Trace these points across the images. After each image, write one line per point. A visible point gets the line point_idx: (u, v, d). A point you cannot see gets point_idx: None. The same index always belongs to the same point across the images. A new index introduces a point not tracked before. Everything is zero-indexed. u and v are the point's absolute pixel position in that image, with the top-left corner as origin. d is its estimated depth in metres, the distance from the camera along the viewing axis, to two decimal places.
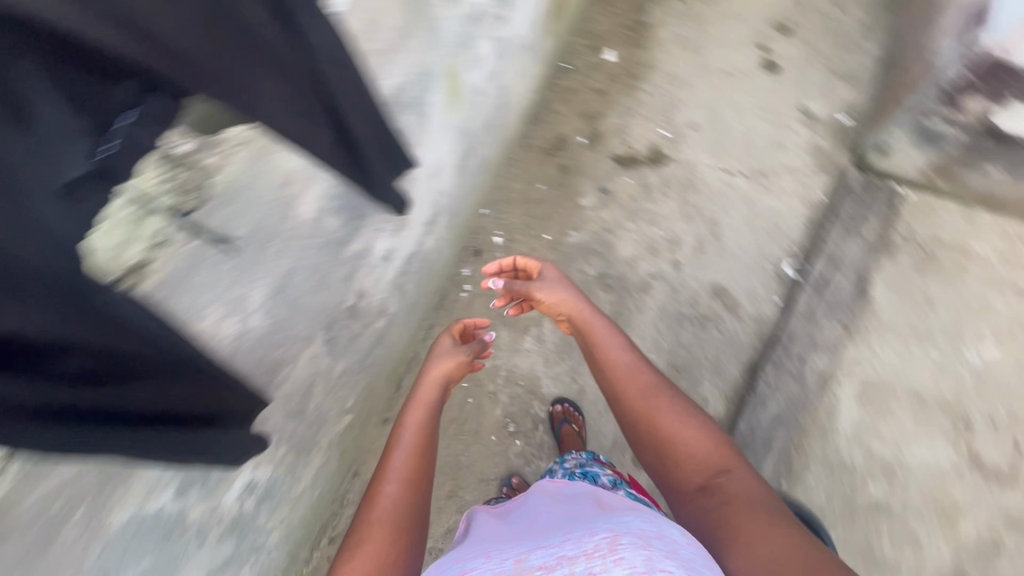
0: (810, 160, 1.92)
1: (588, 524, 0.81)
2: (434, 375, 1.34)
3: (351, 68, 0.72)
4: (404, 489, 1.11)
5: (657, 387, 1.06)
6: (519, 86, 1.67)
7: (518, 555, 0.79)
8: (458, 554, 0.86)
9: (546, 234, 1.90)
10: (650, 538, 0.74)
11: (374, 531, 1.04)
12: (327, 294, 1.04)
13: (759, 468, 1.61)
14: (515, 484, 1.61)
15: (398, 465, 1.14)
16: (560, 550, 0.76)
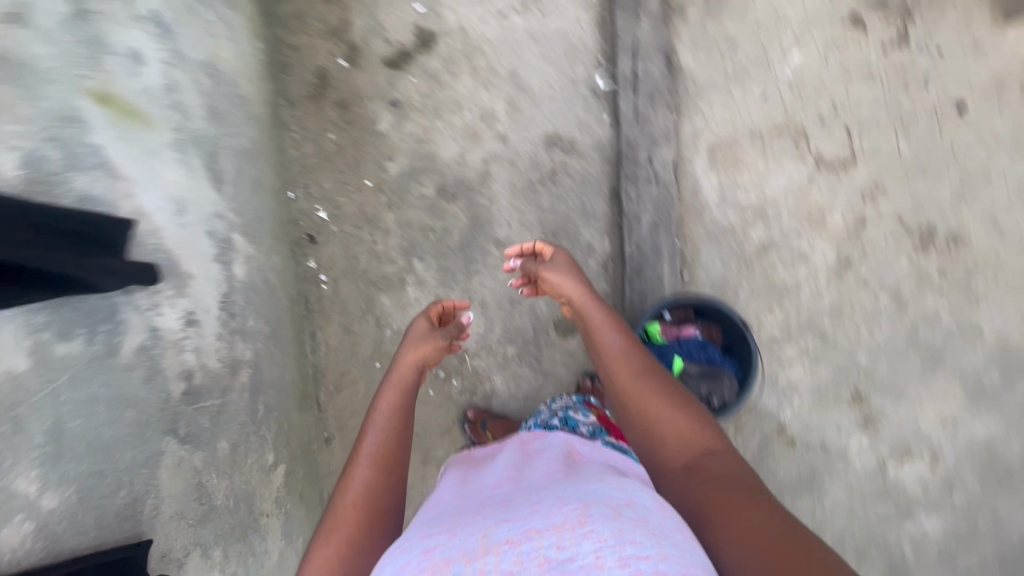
0: None
1: (554, 493, 0.77)
2: (409, 354, 1.27)
3: None
4: (376, 478, 1.10)
5: (657, 378, 1.04)
6: (228, 46, 1.38)
7: (483, 529, 0.73)
8: (420, 533, 0.79)
9: (366, 180, 1.73)
10: (620, 507, 0.72)
11: (343, 521, 1.05)
12: (133, 406, 0.98)
13: (660, 273, 1.67)
14: (472, 417, 1.65)
15: (369, 456, 1.13)
16: (526, 523, 0.71)
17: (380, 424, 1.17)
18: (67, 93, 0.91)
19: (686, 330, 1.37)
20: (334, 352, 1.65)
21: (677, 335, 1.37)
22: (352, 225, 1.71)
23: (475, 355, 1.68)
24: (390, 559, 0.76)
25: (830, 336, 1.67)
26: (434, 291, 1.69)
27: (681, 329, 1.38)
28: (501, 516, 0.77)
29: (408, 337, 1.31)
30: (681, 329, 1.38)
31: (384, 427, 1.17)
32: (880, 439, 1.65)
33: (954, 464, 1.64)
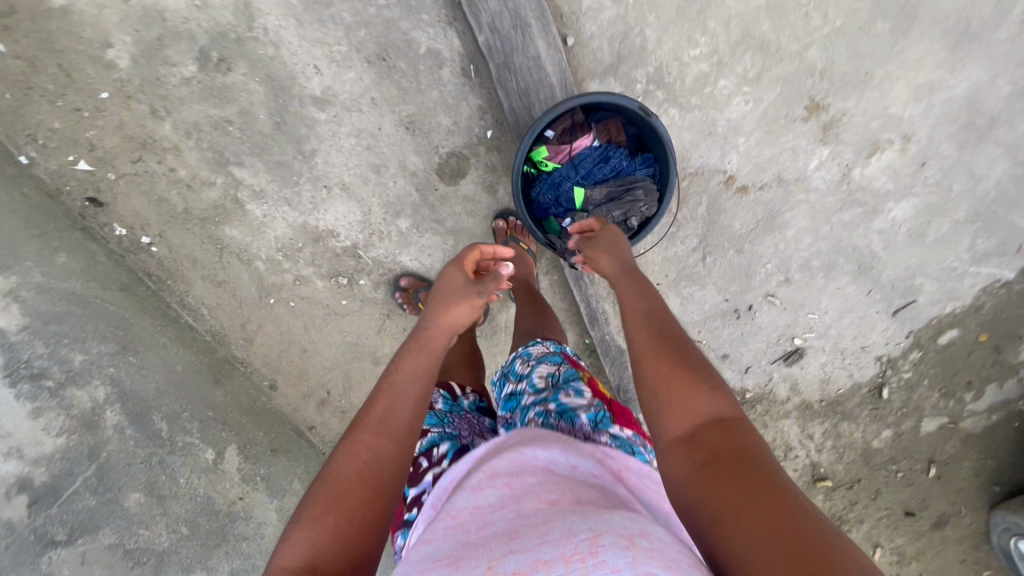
0: None
1: (557, 513, 0.55)
2: (444, 303, 0.98)
3: None
4: (399, 449, 0.78)
5: (673, 336, 0.79)
6: None
7: (483, 558, 0.51)
8: (415, 559, 0.56)
9: (100, 91, 1.19)
10: (634, 536, 0.50)
11: (354, 494, 0.72)
12: None
13: (537, 54, 1.17)
14: (407, 286, 1.43)
15: (395, 421, 0.80)
16: (533, 552, 0.49)
17: (414, 388, 0.84)
18: None
19: (583, 141, 1.06)
20: (218, 310, 1.40)
21: (572, 151, 1.06)
22: (130, 162, 1.26)
23: (368, 247, 1.41)
24: None
25: (771, 44, 1.27)
26: (280, 196, 1.33)
27: (574, 141, 1.06)
28: (497, 540, 0.53)
29: (438, 289, 1.02)
30: (574, 141, 1.06)
31: (413, 386, 0.84)
32: (843, 144, 1.39)
33: (927, 138, 1.40)
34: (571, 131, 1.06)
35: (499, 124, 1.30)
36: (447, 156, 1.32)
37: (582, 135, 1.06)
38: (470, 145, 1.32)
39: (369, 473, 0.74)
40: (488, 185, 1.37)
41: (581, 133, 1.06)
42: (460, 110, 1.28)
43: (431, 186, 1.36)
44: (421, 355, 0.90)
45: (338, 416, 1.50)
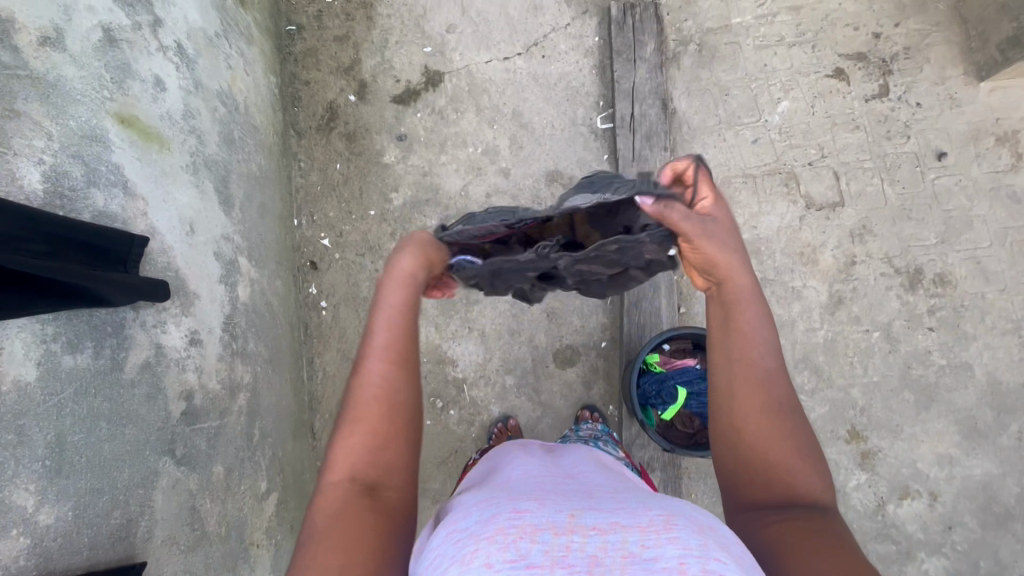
0: (570, 9, 1.89)
1: (641, 502, 0.69)
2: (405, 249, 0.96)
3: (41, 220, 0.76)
4: (402, 376, 0.87)
5: (776, 390, 0.83)
6: (243, 75, 1.45)
7: (571, 510, 0.66)
8: (514, 496, 0.73)
9: (371, 210, 1.75)
10: (702, 524, 0.62)
11: (369, 420, 0.85)
12: (150, 414, 0.90)
13: (658, 307, 1.63)
14: (508, 424, 1.62)
15: (386, 350, 0.87)
16: (613, 517, 0.64)
17: (395, 321, 0.89)
18: (90, 113, 0.86)
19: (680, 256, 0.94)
20: (331, 379, 1.62)
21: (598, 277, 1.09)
22: (355, 253, 1.71)
23: (473, 386, 1.66)
24: (474, 511, 0.70)
25: (825, 372, 1.69)
26: (433, 320, 1.67)
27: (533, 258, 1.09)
28: (588, 506, 0.69)
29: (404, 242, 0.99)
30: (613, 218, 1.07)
31: (396, 325, 0.89)
32: (879, 476, 1.64)
33: (952, 503, 1.63)
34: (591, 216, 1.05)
35: (613, 341, 1.68)
36: (566, 346, 1.68)
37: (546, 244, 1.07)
38: (587, 346, 1.68)
39: (377, 403, 0.85)
40: (586, 381, 1.67)
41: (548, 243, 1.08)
42: (590, 319, 1.69)
43: (544, 362, 1.67)
44: (394, 291, 0.90)
45: None
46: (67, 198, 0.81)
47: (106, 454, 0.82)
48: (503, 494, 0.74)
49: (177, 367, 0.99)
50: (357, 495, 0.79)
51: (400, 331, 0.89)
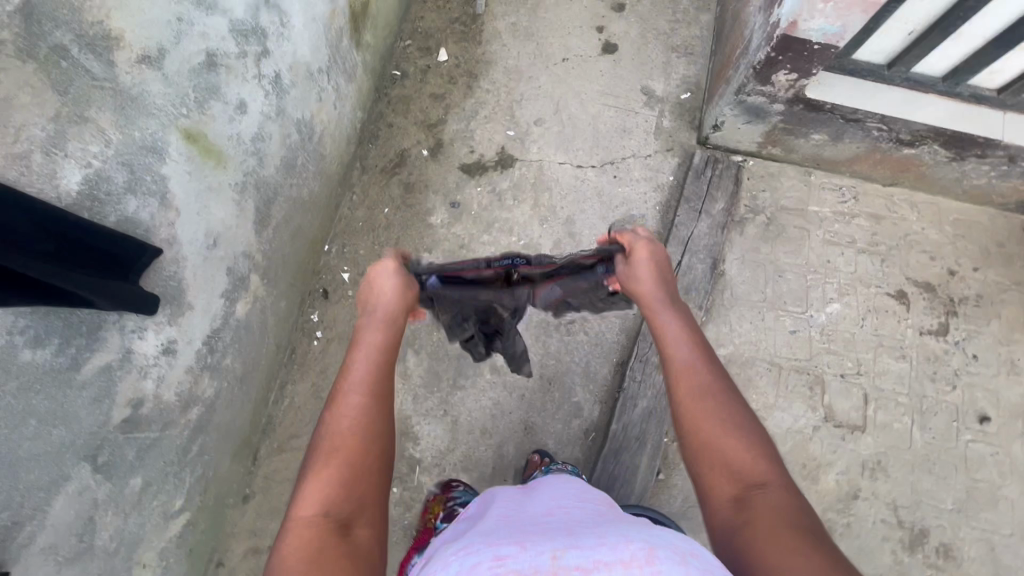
0: (655, 142, 1.93)
1: (618, 531, 0.70)
2: (375, 273, 1.05)
3: (72, 218, 0.78)
4: (377, 408, 0.91)
5: (705, 387, 0.91)
6: (331, 108, 1.52)
7: (551, 549, 0.66)
8: (493, 541, 0.72)
9: None
10: (684, 554, 0.64)
11: (342, 451, 0.85)
12: (88, 422, 0.90)
13: (636, 465, 1.54)
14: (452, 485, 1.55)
15: (359, 382, 0.92)
16: (594, 553, 0.64)
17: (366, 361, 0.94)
18: (157, 127, 0.90)
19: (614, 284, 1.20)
20: (293, 411, 1.57)
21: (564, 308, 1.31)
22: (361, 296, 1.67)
23: (425, 471, 1.59)
24: (454, 559, 0.69)
25: None
26: (413, 390, 1.64)
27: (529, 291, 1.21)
28: (565, 540, 0.70)
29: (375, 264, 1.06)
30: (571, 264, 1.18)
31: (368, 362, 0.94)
32: None
33: None
34: (553, 259, 1.18)
35: None
36: None
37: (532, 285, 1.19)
38: None
39: (346, 437, 0.87)
40: None
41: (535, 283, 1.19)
42: (564, 449, 1.61)
43: (504, 475, 1.59)
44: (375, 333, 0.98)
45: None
46: (98, 205, 0.82)
47: (24, 452, 0.81)
48: (481, 541, 0.74)
49: (138, 377, 0.99)
50: (331, 528, 0.78)
51: (374, 363, 0.95)
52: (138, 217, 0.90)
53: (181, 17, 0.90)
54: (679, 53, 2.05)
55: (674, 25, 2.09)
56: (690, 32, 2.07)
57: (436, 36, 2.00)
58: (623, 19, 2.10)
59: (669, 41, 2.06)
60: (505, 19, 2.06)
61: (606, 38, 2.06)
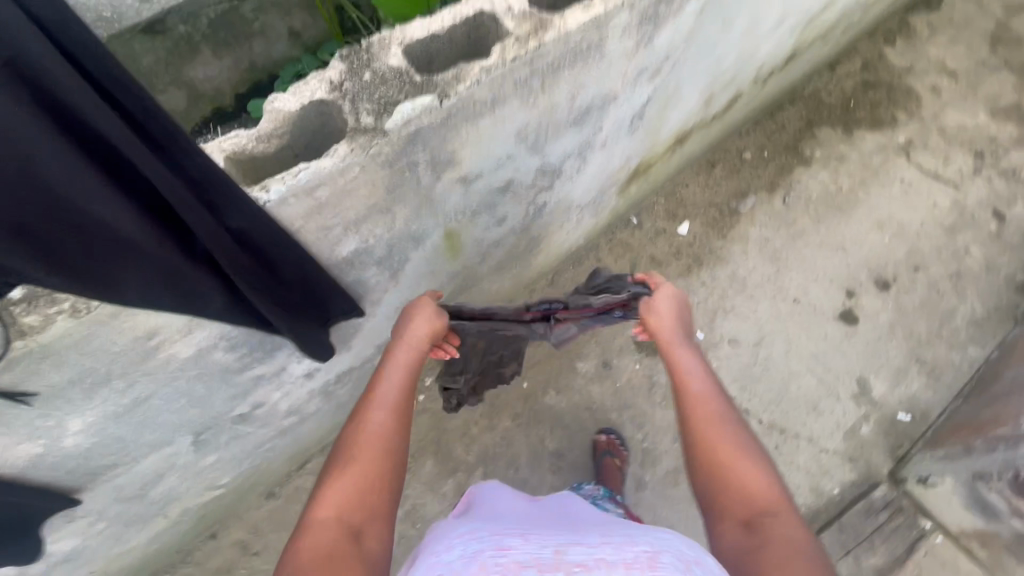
0: (841, 442, 1.68)
1: (621, 531, 0.66)
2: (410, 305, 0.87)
3: (328, 277, 0.82)
4: (404, 416, 0.77)
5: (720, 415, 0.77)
6: (565, 232, 1.55)
7: (555, 544, 0.62)
8: (484, 523, 0.68)
9: (522, 382, 1.67)
10: (689, 562, 0.59)
11: (364, 462, 0.71)
12: (215, 409, 0.95)
13: None
14: None
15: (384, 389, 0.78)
16: (598, 551, 0.60)
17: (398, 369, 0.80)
18: (430, 226, 0.94)
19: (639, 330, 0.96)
20: None
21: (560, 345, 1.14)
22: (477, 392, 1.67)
23: None
24: (455, 537, 0.65)
25: None
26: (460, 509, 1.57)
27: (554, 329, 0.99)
28: (567, 536, 0.65)
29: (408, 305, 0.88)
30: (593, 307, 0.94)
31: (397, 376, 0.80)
32: None
33: None
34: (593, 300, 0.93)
35: None
36: None
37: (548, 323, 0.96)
38: None
39: (370, 441, 0.73)
40: None
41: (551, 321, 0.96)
42: None
43: None
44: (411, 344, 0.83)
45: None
46: (344, 269, 0.87)
47: (157, 420, 0.85)
48: (484, 525, 0.69)
49: (273, 388, 1.04)
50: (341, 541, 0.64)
51: (408, 364, 0.81)
52: (364, 282, 0.94)
53: (511, 156, 0.95)
54: (922, 369, 1.78)
55: (933, 337, 1.83)
56: (947, 355, 1.81)
57: (688, 209, 1.97)
58: (880, 298, 1.89)
59: (917, 350, 1.81)
60: (762, 229, 1.97)
61: (852, 307, 1.87)
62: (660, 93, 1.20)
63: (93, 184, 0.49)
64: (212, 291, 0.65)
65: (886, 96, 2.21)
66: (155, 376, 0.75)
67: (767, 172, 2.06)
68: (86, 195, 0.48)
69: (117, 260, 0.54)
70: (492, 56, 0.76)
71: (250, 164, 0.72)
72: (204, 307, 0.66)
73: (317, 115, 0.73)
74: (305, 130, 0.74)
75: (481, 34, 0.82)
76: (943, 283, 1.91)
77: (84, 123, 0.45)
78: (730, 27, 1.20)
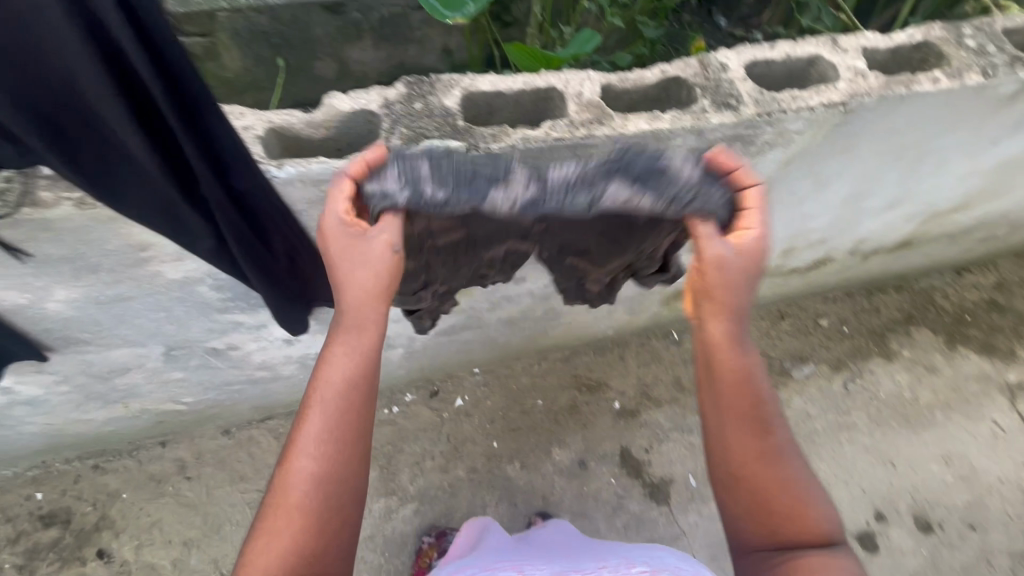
0: None
1: None
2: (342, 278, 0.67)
3: (320, 265, 0.87)
4: (335, 457, 0.64)
5: (766, 420, 0.70)
6: (591, 316, 1.51)
7: None
8: None
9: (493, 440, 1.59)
10: None
11: (289, 524, 0.62)
12: (192, 333, 1.02)
13: None
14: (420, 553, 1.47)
15: (309, 430, 0.64)
16: None
17: (325, 404, 0.66)
18: None
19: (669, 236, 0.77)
20: None
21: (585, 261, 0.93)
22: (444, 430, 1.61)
23: None
24: None
25: None
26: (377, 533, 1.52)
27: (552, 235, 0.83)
28: None
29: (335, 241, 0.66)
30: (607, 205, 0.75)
31: (323, 409, 0.65)
32: None
33: None
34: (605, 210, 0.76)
35: None
36: None
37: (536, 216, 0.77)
38: None
39: (300, 496, 0.63)
40: None
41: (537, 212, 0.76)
42: None
43: None
44: (342, 362, 0.67)
45: (158, 489, 1.46)
46: None
47: (136, 321, 0.93)
48: None
49: (250, 338, 1.10)
50: None
51: (341, 386, 0.66)
52: None
53: None
54: None
55: None
56: None
57: None
58: (914, 539, 1.61)
59: None
60: (808, 403, 1.78)
61: (875, 532, 1.61)
62: None
63: (117, 113, 0.55)
64: (201, 232, 0.71)
65: (1011, 325, 1.94)
66: (140, 284, 0.83)
67: (839, 347, 1.87)
68: (111, 119, 0.55)
69: (125, 173, 0.62)
70: (539, 129, 0.79)
71: (293, 144, 0.79)
72: (193, 244, 0.73)
73: (366, 124, 0.79)
74: (352, 132, 0.80)
75: (547, 107, 0.86)
76: (999, 559, 1.60)
77: (123, 51, 0.52)
78: (825, 190, 1.13)
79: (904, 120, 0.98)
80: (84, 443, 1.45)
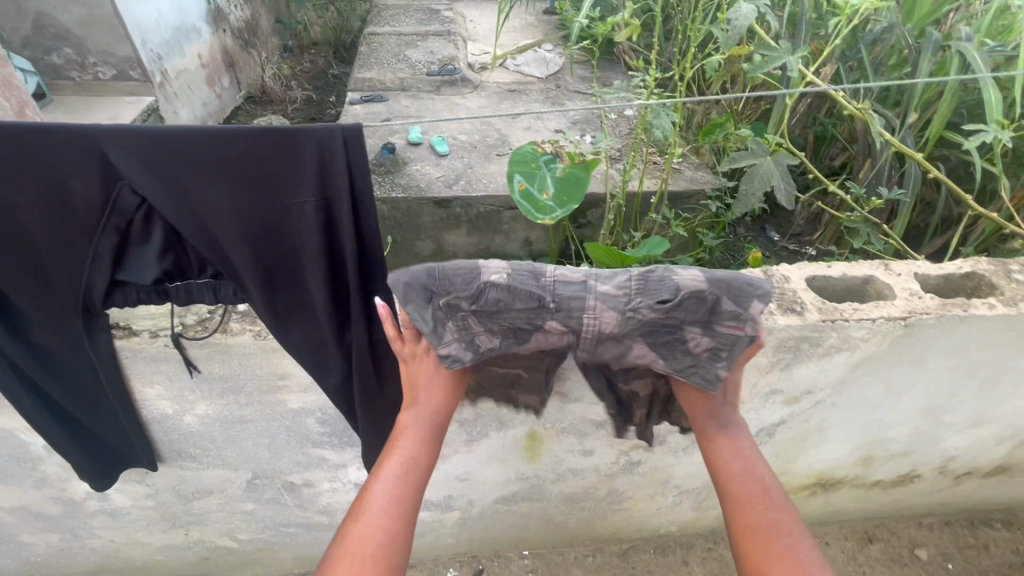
0: None
1: None
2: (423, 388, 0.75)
3: None
4: (405, 507, 0.67)
5: (760, 486, 0.70)
6: (654, 506, 1.44)
7: None
8: None
9: None
10: None
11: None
12: (281, 463, 1.10)
13: None
14: None
15: (379, 487, 0.67)
16: None
17: (398, 465, 0.69)
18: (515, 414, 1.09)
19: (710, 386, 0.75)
20: None
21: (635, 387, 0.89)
22: None
23: None
24: None
25: None
26: None
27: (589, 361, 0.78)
28: None
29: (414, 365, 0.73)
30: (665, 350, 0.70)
31: (395, 469, 0.69)
32: None
33: None
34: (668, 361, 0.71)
35: None
36: None
37: (661, 300, 0.67)
38: None
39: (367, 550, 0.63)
40: None
41: (662, 299, 0.67)
42: None
43: None
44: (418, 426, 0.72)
45: None
46: None
47: (242, 444, 1.03)
48: None
49: (326, 478, 1.16)
50: None
51: (420, 450, 0.71)
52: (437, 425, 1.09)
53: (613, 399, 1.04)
54: None
55: None
56: None
57: None
58: None
59: None
60: None
61: None
62: (796, 423, 1.17)
63: (316, 270, 0.73)
64: (334, 370, 0.85)
65: None
66: (265, 408, 0.95)
67: None
68: (312, 277, 0.74)
69: (300, 311, 0.79)
70: None
71: None
72: (323, 379, 0.86)
73: None
74: None
75: None
76: None
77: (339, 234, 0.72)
78: (896, 399, 1.15)
79: (965, 340, 1.04)
80: (126, 571, 1.43)
